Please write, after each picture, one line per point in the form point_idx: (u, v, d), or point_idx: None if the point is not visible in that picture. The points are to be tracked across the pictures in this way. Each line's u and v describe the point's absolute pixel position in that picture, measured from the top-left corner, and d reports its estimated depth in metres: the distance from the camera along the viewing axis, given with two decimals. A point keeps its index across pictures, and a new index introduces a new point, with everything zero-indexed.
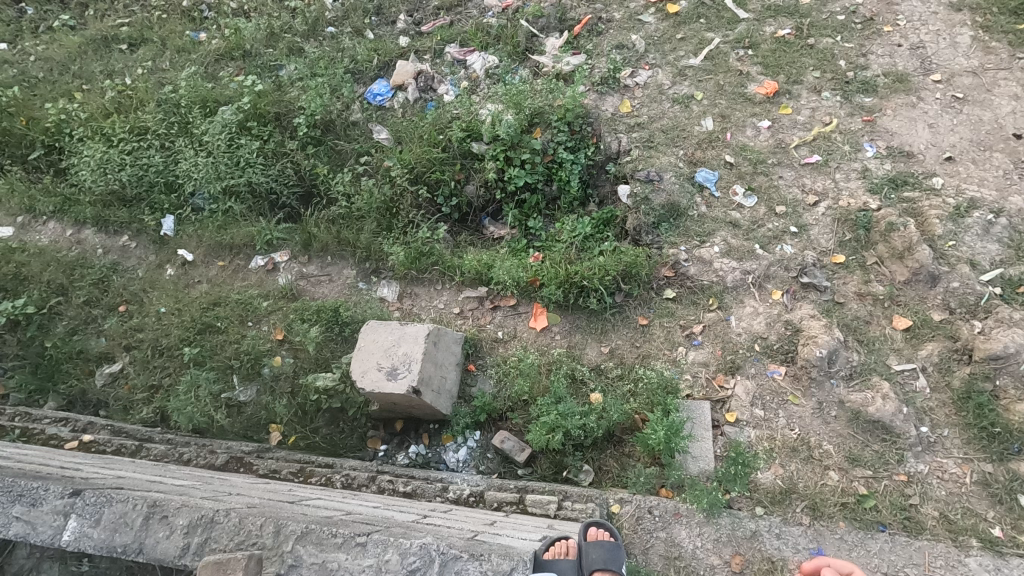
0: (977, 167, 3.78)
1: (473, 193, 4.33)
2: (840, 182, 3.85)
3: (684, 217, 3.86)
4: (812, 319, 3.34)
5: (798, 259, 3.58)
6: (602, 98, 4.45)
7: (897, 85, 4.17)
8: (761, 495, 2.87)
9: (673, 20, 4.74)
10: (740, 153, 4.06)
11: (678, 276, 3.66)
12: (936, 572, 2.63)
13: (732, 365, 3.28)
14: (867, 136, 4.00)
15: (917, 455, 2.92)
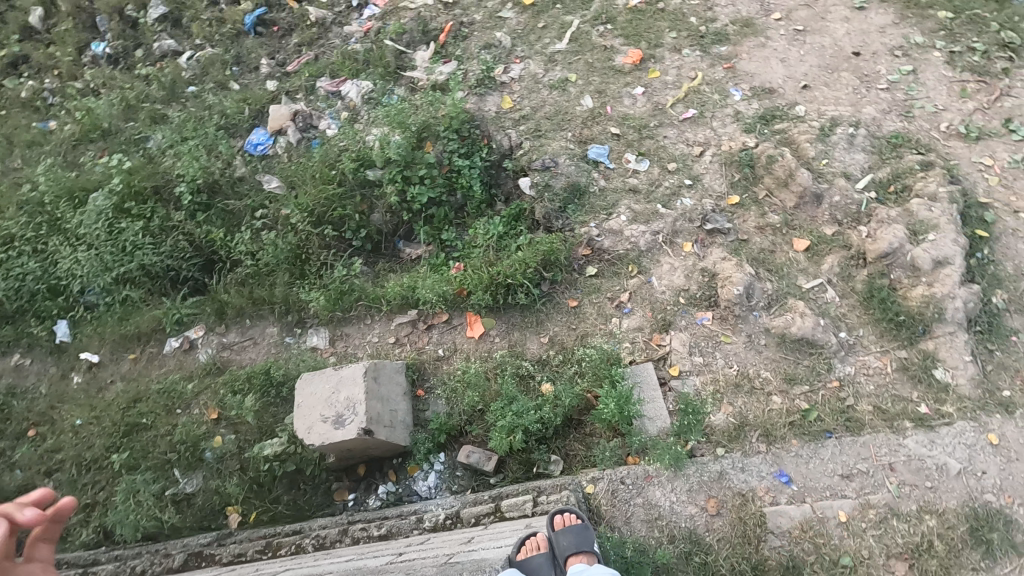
0: (830, 89, 4.12)
1: (381, 220, 4.27)
2: (718, 129, 4.08)
3: (588, 195, 3.98)
4: (723, 262, 3.52)
5: (698, 209, 3.77)
6: (482, 99, 4.50)
7: (745, 30, 4.47)
8: (718, 436, 3.01)
9: (531, 11, 4.86)
10: (623, 123, 4.22)
11: (596, 251, 3.77)
12: (882, 461, 2.85)
13: (663, 322, 3.41)
14: (731, 82, 4.26)
15: (843, 360, 3.15)
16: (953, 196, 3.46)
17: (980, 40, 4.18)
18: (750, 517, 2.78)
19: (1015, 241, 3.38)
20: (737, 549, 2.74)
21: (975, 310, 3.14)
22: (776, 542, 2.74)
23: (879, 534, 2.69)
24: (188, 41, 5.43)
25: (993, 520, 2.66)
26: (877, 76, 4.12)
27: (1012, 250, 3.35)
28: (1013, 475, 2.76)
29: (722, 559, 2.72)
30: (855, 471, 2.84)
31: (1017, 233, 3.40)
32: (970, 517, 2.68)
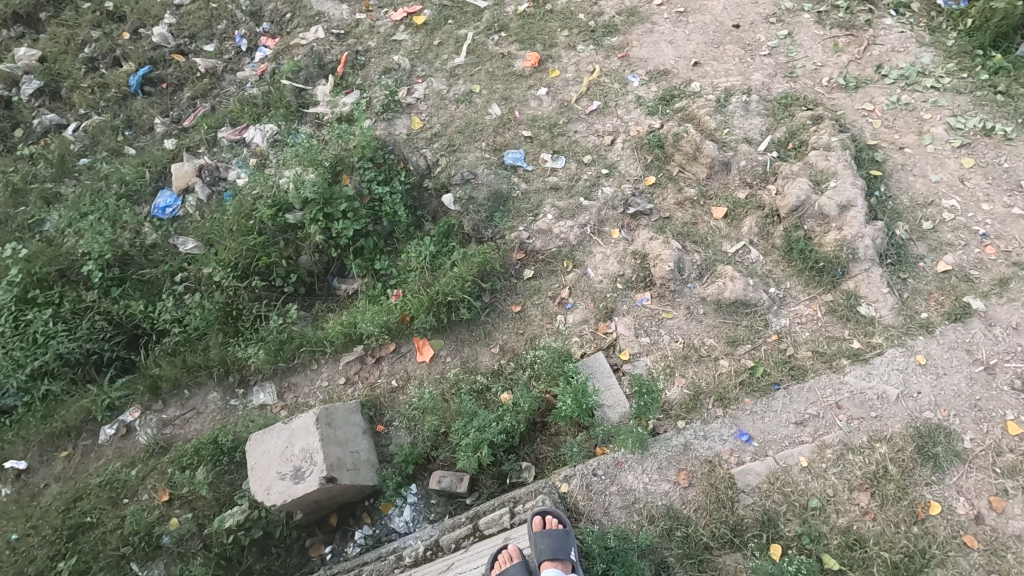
0: (719, 62, 4.33)
1: (310, 261, 4.15)
2: (624, 116, 4.21)
3: (512, 200, 4.01)
4: (652, 241, 3.62)
5: (619, 195, 3.87)
6: (391, 124, 4.47)
7: (631, 19, 4.64)
8: (676, 410, 3.09)
9: (425, 30, 4.88)
10: (533, 125, 4.30)
11: (529, 254, 3.81)
12: (829, 401, 2.99)
13: (605, 311, 3.48)
14: (628, 70, 4.41)
15: (777, 314, 3.29)
16: (844, 142, 3.69)
17: None
18: (720, 482, 2.86)
19: (905, 175, 3.64)
20: (713, 515, 2.80)
21: (883, 244, 3.36)
22: (748, 500, 2.82)
23: (838, 471, 2.82)
24: (72, 111, 5.14)
25: (935, 434, 2.84)
26: (759, 44, 4.37)
27: (904, 183, 3.61)
28: (944, 389, 2.95)
29: (701, 529, 2.78)
30: (807, 416, 2.97)
31: (906, 167, 3.66)
32: (915, 437, 2.84)
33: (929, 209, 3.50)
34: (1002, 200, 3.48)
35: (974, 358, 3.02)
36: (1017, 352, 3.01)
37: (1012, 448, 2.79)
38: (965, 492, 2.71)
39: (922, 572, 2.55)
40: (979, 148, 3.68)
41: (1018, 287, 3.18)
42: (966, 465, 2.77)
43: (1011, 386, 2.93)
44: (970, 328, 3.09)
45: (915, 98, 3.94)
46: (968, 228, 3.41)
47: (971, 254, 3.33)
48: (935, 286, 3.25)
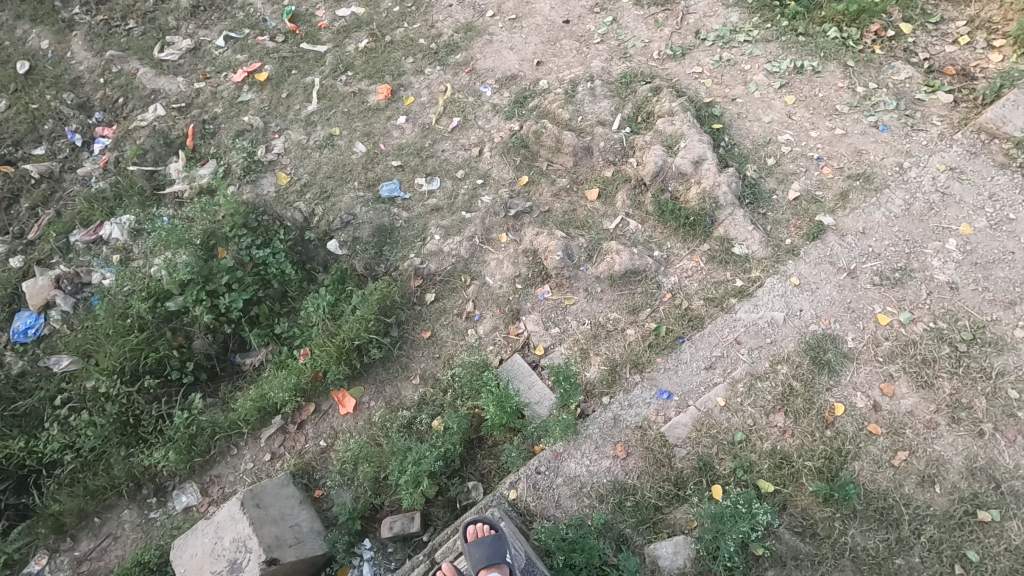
0: (559, 58, 4.56)
1: (205, 344, 3.92)
2: (485, 126, 4.34)
3: (397, 231, 4.00)
4: (538, 235, 3.73)
5: (498, 201, 3.97)
6: (257, 185, 4.34)
7: (470, 34, 4.78)
8: (599, 388, 3.19)
9: (270, 86, 4.78)
10: (401, 154, 4.32)
11: (427, 278, 3.81)
12: (729, 340, 3.19)
13: (511, 313, 3.54)
14: (478, 82, 4.55)
15: (666, 274, 3.49)
16: (685, 105, 3.98)
17: None
18: (654, 443, 2.98)
19: (742, 122, 3.99)
20: (655, 476, 2.91)
21: (739, 187, 3.65)
22: (682, 452, 2.95)
23: (753, 400, 3.01)
24: None
25: (822, 343, 3.11)
26: (590, 34, 4.64)
27: (743, 130, 3.95)
28: (821, 301, 3.24)
29: (647, 492, 2.87)
30: (714, 359, 3.16)
31: (741, 115, 4.02)
32: (807, 351, 3.10)
33: (770, 148, 3.85)
34: (825, 125, 3.90)
35: (838, 268, 3.34)
36: (869, 252, 3.36)
37: (887, 336, 3.10)
38: (860, 387, 2.98)
39: (843, 469, 2.77)
40: (797, 86, 4.10)
41: (856, 196, 3.56)
42: (855, 363, 3.05)
43: (872, 283, 3.26)
44: (828, 242, 3.42)
45: (734, 54, 4.33)
46: (805, 155, 3.78)
47: (812, 177, 3.69)
48: (790, 213, 3.58)
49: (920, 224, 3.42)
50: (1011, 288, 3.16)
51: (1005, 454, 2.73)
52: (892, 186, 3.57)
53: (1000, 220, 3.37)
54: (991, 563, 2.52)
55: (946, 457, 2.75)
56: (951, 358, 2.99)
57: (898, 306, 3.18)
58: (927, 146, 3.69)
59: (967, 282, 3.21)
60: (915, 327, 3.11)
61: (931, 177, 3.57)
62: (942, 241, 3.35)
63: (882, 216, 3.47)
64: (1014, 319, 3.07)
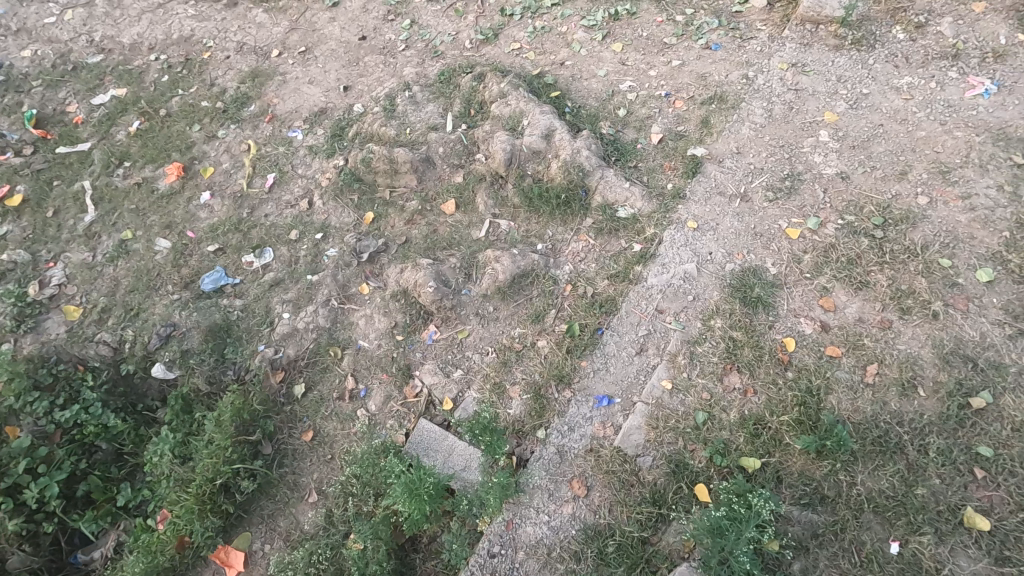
0: (366, 76, 4.02)
1: (24, 559, 2.70)
2: (307, 173, 3.69)
3: (236, 325, 3.20)
4: (403, 272, 3.11)
5: (346, 250, 3.31)
6: (39, 331, 3.34)
7: (259, 81, 4.13)
8: (529, 423, 2.60)
9: (28, 208, 3.79)
10: (216, 234, 3.54)
11: (288, 367, 3.04)
12: (650, 312, 2.74)
13: (401, 373, 2.88)
14: (284, 128, 3.90)
15: (558, 265, 2.99)
16: (514, 83, 3.56)
17: None
18: (612, 463, 2.42)
19: (579, 83, 3.64)
20: (627, 503, 2.35)
21: (600, 148, 3.25)
22: (648, 461, 2.42)
23: (700, 371, 2.56)
24: None
25: (746, 280, 2.74)
26: (392, 43, 4.16)
27: (583, 90, 3.60)
28: (726, 237, 2.89)
29: (627, 527, 2.30)
30: (643, 340, 2.68)
31: (575, 77, 3.67)
32: (734, 294, 2.71)
33: (615, 100, 3.53)
34: (660, 61, 3.66)
35: (730, 195, 3.02)
36: (752, 170, 3.08)
37: (805, 249, 2.79)
38: (800, 312, 2.63)
39: (822, 411, 2.36)
40: (618, 33, 3.84)
41: (718, 119, 3.29)
42: (785, 289, 2.70)
43: (768, 200, 2.97)
44: (709, 173, 3.09)
45: (547, 20, 4.03)
46: (652, 96, 3.49)
47: (668, 116, 3.39)
48: (661, 157, 3.22)
49: (788, 126, 3.21)
50: (895, 158, 2.99)
51: (966, 328, 2.46)
52: (747, 99, 3.34)
53: (857, 98, 3.24)
54: (1006, 452, 2.20)
55: (914, 354, 2.44)
56: (873, 248, 2.72)
57: (802, 215, 2.90)
58: (762, 52, 3.53)
59: (855, 167, 3.01)
60: (826, 230, 2.83)
61: (778, 79, 3.40)
62: (814, 137, 3.15)
63: (750, 130, 3.22)
64: (912, 188, 2.88)
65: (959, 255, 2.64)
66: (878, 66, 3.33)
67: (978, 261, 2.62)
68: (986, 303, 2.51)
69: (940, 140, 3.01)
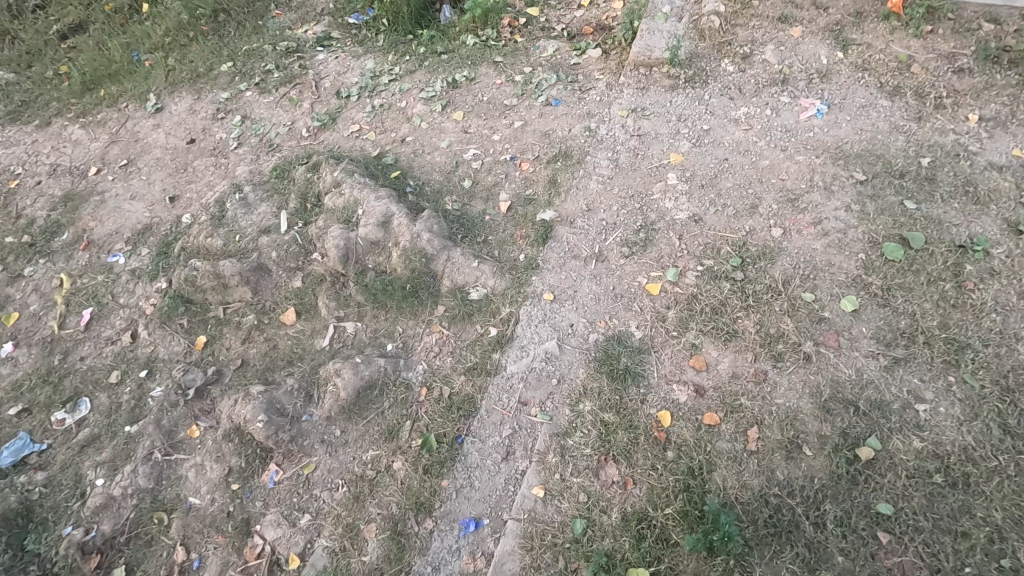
0: (195, 182, 3.65)
1: None
2: (129, 302, 3.23)
3: (39, 504, 2.62)
4: (235, 404, 2.66)
5: (172, 387, 2.84)
6: None
7: (74, 204, 3.68)
8: (388, 571, 2.17)
9: None
10: (19, 392, 3.00)
11: (104, 548, 2.48)
12: (513, 407, 2.42)
13: (238, 531, 2.40)
14: (103, 254, 3.44)
15: (410, 366, 2.64)
16: (348, 168, 3.28)
17: (267, 59, 4.19)
18: None
19: (422, 158, 3.41)
20: None
21: (445, 226, 2.98)
22: None
23: (574, 468, 2.24)
24: None
25: (610, 351, 2.48)
26: (223, 143, 3.83)
27: (426, 165, 3.36)
28: (585, 304, 2.64)
29: None
30: (508, 441, 2.34)
31: (418, 152, 3.44)
32: (600, 369, 2.44)
33: (460, 171, 3.31)
34: (502, 123, 3.49)
35: (585, 257, 2.79)
36: (605, 226, 2.88)
37: (667, 305, 2.57)
38: (671, 377, 2.38)
39: (707, 496, 2.08)
40: (458, 100, 3.68)
41: (564, 176, 3.11)
42: (653, 354, 2.45)
43: (624, 256, 2.76)
44: (561, 237, 2.87)
45: (386, 97, 3.82)
46: (498, 162, 3.30)
47: (515, 180, 3.19)
48: (511, 226, 2.98)
49: (636, 174, 3.06)
50: (744, 192, 2.87)
51: (840, 366, 2.27)
52: (592, 151, 3.19)
53: (699, 136, 3.15)
54: (907, 506, 1.97)
55: (793, 407, 2.21)
56: (736, 293, 2.53)
57: (660, 267, 2.70)
58: (602, 101, 3.43)
59: (706, 207, 2.86)
60: (687, 279, 2.63)
61: (621, 126, 3.28)
62: (663, 181, 3.00)
63: (599, 184, 3.05)
64: (764, 221, 2.74)
65: (821, 286, 2.48)
66: (715, 101, 3.28)
67: (840, 289, 2.46)
68: (856, 334, 2.34)
69: (784, 167, 2.92)
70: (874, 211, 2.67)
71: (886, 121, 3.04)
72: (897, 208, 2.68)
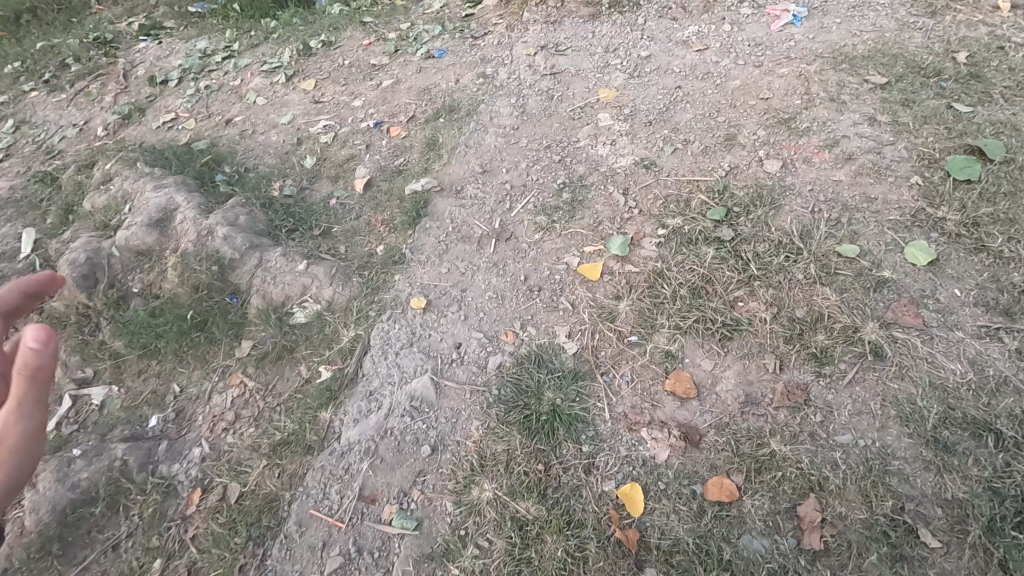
0: None
1: None
2: None
3: None
4: None
5: None
6: None
7: None
8: None
9: None
10: None
11: None
12: (348, 512, 1.27)
13: None
14: None
15: (178, 451, 1.48)
16: (130, 158, 2.20)
17: (68, 54, 3.16)
18: None
19: (251, 140, 2.36)
20: None
21: (262, 218, 1.89)
22: None
23: None
24: None
25: (525, 383, 1.38)
26: None
27: (255, 147, 2.31)
28: (480, 309, 1.56)
29: None
30: None
31: (246, 134, 2.40)
32: (506, 417, 1.33)
33: (303, 148, 2.26)
34: (367, 87, 2.50)
35: (479, 237, 1.73)
36: (510, 191, 1.84)
37: (616, 292, 1.51)
38: (637, 418, 1.29)
39: None
40: (311, 69, 2.69)
41: (447, 135, 2.10)
42: (601, 379, 1.36)
43: (541, 228, 1.72)
44: (441, 213, 1.81)
45: (215, 78, 2.81)
46: (357, 131, 2.27)
47: (380, 150, 2.16)
48: (369, 209, 1.93)
49: (552, 119, 2.07)
50: (711, 123, 1.90)
51: (939, 360, 1.22)
52: (488, 100, 2.20)
53: (636, 66, 2.22)
54: None
55: (874, 449, 1.14)
56: (726, 261, 1.49)
57: (598, 237, 1.65)
58: (501, 44, 2.49)
59: (659, 148, 1.87)
60: (644, 251, 1.59)
61: (527, 68, 2.32)
62: (592, 123, 2.02)
63: (498, 137, 2.03)
64: (750, 155, 1.76)
65: (865, 232, 1.48)
66: (652, 24, 2.37)
67: (898, 234, 1.46)
68: (947, 302, 1.31)
69: (763, 84, 1.98)
70: (913, 120, 1.73)
71: (889, 19, 2.17)
72: (945, 114, 1.74)
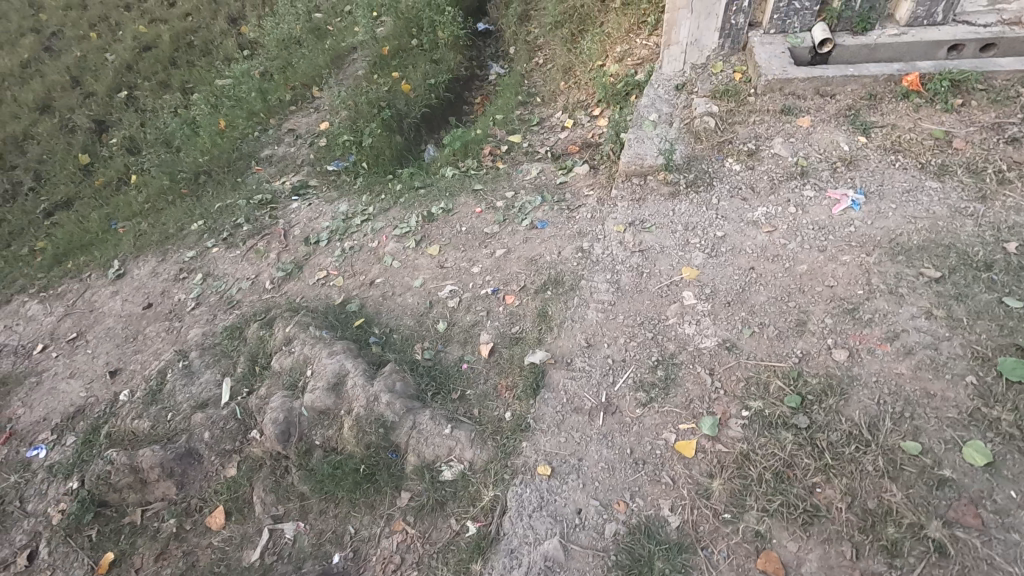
0: (142, 350, 3.19)
1: None
2: (34, 508, 2.54)
3: None
4: None
5: None
6: None
7: (7, 389, 3.22)
8: None
9: None
10: None
11: None
12: None
13: None
14: (24, 447, 2.84)
15: None
16: (303, 320, 2.78)
17: (239, 213, 3.97)
18: None
19: (392, 301, 2.91)
20: None
21: (411, 382, 2.37)
22: None
23: None
24: None
25: (638, 552, 1.72)
26: (181, 304, 3.43)
27: (396, 308, 2.86)
28: (595, 478, 1.92)
29: None
30: None
31: (387, 295, 2.96)
32: None
33: (435, 311, 2.77)
34: (483, 253, 3.03)
35: (589, 409, 2.11)
36: (612, 365, 2.23)
37: (710, 471, 1.84)
38: None
39: None
40: (435, 234, 3.29)
41: (556, 308, 2.54)
42: (701, 553, 1.70)
43: (641, 404, 2.08)
44: (556, 384, 2.22)
45: (357, 239, 3.46)
46: (478, 297, 2.77)
47: (498, 316, 2.63)
48: (494, 374, 2.37)
49: (643, 296, 2.48)
50: (783, 307, 2.25)
51: (997, 561, 1.50)
52: (588, 275, 2.65)
53: (714, 245, 2.62)
54: None
55: None
56: (805, 448, 1.79)
57: (690, 416, 2.00)
58: (594, 217, 2.98)
59: (739, 330, 2.22)
60: (731, 432, 1.91)
61: (619, 244, 2.77)
62: (678, 301, 2.41)
63: (598, 312, 2.45)
64: (820, 342, 2.08)
65: (926, 428, 1.76)
66: (725, 204, 2.79)
67: (956, 432, 1.73)
68: (1003, 504, 1.58)
69: (828, 271, 2.33)
70: (966, 315, 2.01)
71: (942, 205, 2.48)
72: (997, 309, 2.01)
